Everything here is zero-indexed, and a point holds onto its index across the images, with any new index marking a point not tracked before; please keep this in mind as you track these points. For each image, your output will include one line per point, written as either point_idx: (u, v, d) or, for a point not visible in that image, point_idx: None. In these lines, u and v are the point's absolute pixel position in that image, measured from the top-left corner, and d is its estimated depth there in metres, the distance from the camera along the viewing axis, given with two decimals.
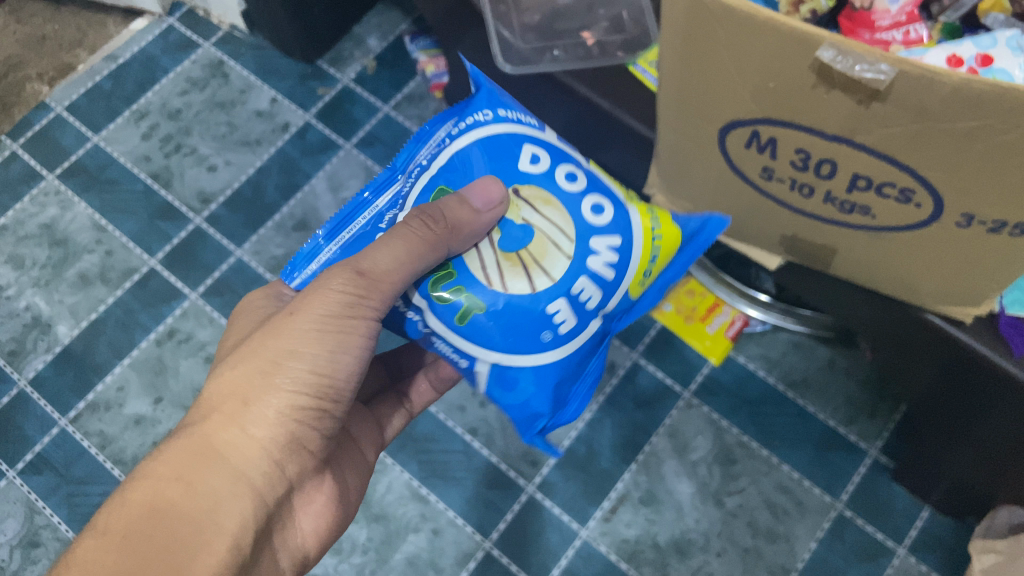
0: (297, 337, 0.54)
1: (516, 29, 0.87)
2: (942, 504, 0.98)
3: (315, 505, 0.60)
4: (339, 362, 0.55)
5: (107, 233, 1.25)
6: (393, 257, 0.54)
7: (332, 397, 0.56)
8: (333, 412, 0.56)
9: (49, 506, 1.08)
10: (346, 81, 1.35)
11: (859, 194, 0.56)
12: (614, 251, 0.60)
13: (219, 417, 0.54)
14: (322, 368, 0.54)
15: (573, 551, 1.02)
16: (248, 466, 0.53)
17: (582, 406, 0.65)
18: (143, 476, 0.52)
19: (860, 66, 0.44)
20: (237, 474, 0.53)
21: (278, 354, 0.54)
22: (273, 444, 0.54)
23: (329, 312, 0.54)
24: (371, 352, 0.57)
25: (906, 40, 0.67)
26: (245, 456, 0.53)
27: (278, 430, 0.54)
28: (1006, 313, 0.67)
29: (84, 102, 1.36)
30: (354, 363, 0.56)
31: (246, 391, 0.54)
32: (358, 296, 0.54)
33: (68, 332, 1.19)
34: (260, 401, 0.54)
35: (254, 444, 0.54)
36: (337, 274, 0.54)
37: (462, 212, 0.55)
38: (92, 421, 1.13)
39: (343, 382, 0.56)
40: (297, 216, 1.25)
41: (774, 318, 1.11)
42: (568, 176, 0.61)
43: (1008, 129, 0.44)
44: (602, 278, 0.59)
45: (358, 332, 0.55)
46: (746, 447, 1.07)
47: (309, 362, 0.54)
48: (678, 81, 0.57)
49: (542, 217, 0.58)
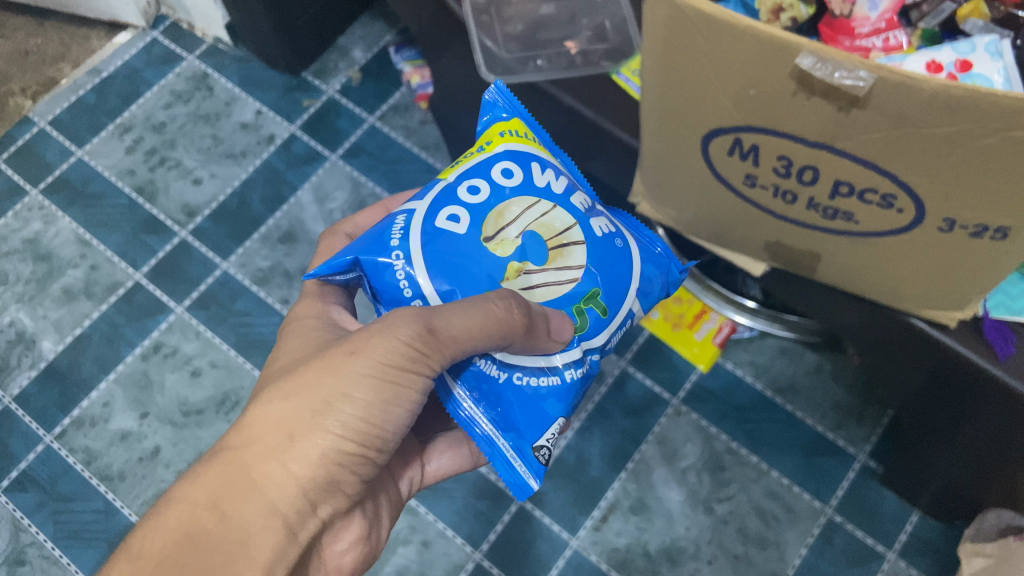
0: (359, 383, 0.50)
1: (499, 40, 0.87)
2: (930, 507, 0.98)
3: (340, 542, 0.58)
4: (390, 414, 0.52)
5: (92, 248, 1.25)
6: (468, 325, 0.51)
7: (377, 446, 0.52)
8: (374, 459, 0.53)
9: (34, 524, 1.07)
10: (331, 92, 1.35)
11: (842, 200, 0.56)
12: (550, 176, 0.62)
13: (262, 447, 0.49)
14: (373, 417, 0.51)
15: (564, 561, 1.02)
16: (285, 503, 0.49)
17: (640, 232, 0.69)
18: (178, 501, 0.49)
19: (838, 73, 0.44)
20: (273, 510, 0.49)
21: (336, 391, 0.50)
22: (311, 484, 0.50)
23: (392, 361, 0.50)
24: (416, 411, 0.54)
25: (886, 47, 0.68)
26: (283, 491, 0.49)
27: (320, 471, 0.50)
28: (990, 316, 0.67)
29: (67, 116, 1.35)
30: (405, 419, 0.53)
31: (293, 427, 0.49)
32: (420, 352, 0.51)
33: (52, 347, 1.18)
34: (306, 439, 0.49)
35: (292, 481, 0.49)
36: (406, 323, 0.51)
37: (541, 325, 0.54)
38: (77, 437, 1.12)
39: (390, 435, 0.53)
40: (283, 228, 1.25)
41: (761, 324, 1.10)
42: (469, 190, 0.60)
43: (988, 134, 0.44)
44: (572, 198, 0.62)
45: (417, 386, 0.52)
46: (735, 454, 1.07)
47: (365, 408, 0.50)
48: (658, 90, 0.57)
49: (522, 212, 0.59)
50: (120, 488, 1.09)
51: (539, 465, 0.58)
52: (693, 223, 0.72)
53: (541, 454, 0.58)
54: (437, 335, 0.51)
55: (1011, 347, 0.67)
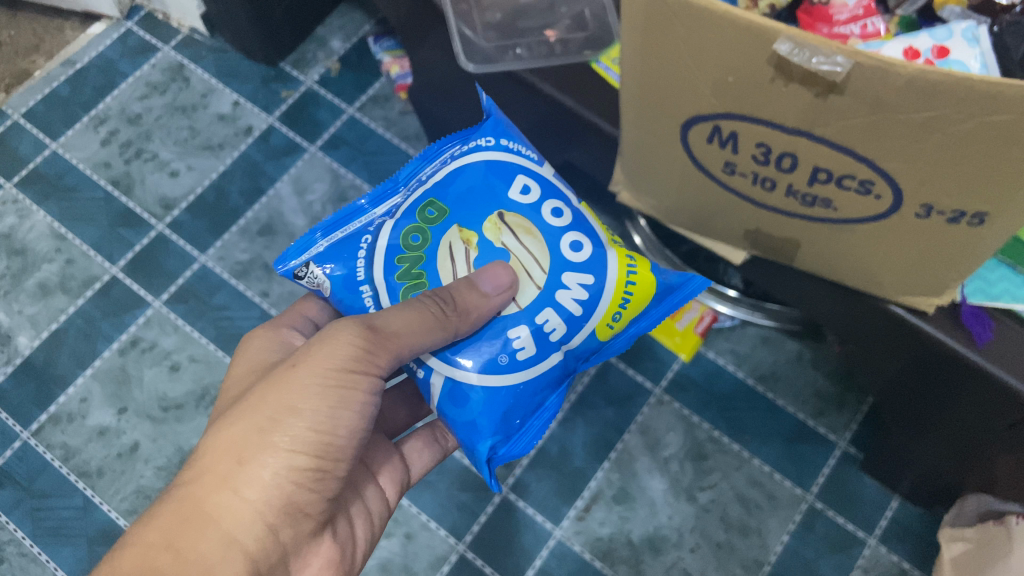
0: (300, 397, 0.54)
1: (479, 29, 0.86)
2: (911, 493, 0.99)
3: (310, 570, 0.59)
4: (340, 419, 0.55)
5: (67, 242, 1.23)
6: (407, 324, 0.56)
7: (333, 457, 0.56)
8: (332, 473, 0.56)
9: (13, 521, 1.06)
10: (310, 83, 1.34)
11: (820, 187, 0.56)
12: (584, 290, 0.62)
13: (212, 479, 0.54)
14: (321, 425, 0.55)
15: (548, 551, 1.02)
16: (241, 530, 0.53)
17: (533, 442, 0.64)
18: (134, 544, 0.52)
19: (816, 58, 0.44)
20: (229, 539, 0.53)
21: (284, 407, 0.54)
22: (266, 507, 0.54)
23: (335, 366, 0.55)
24: (367, 421, 0.57)
25: (864, 33, 0.68)
26: (237, 520, 0.53)
27: (273, 492, 0.54)
28: (968, 302, 0.67)
29: (41, 108, 1.33)
30: (355, 426, 0.56)
31: (241, 451, 0.54)
32: (364, 350, 0.55)
33: (28, 343, 1.17)
34: (254, 460, 0.53)
35: (247, 507, 0.53)
36: (349, 327, 0.56)
37: (472, 298, 0.58)
38: (54, 433, 1.11)
39: (344, 441, 0.56)
40: (262, 221, 1.24)
41: (743, 313, 1.11)
42: (553, 211, 0.64)
43: (964, 119, 0.44)
44: (569, 311, 0.62)
45: (362, 391, 0.56)
46: (717, 442, 1.07)
47: (313, 414, 0.54)
48: (637, 77, 0.57)
49: (519, 244, 0.62)
50: (99, 484, 1.08)
51: (293, 275, 0.64)
52: (672, 211, 0.72)
53: (298, 273, 0.64)
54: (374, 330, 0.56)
55: (989, 333, 0.67)
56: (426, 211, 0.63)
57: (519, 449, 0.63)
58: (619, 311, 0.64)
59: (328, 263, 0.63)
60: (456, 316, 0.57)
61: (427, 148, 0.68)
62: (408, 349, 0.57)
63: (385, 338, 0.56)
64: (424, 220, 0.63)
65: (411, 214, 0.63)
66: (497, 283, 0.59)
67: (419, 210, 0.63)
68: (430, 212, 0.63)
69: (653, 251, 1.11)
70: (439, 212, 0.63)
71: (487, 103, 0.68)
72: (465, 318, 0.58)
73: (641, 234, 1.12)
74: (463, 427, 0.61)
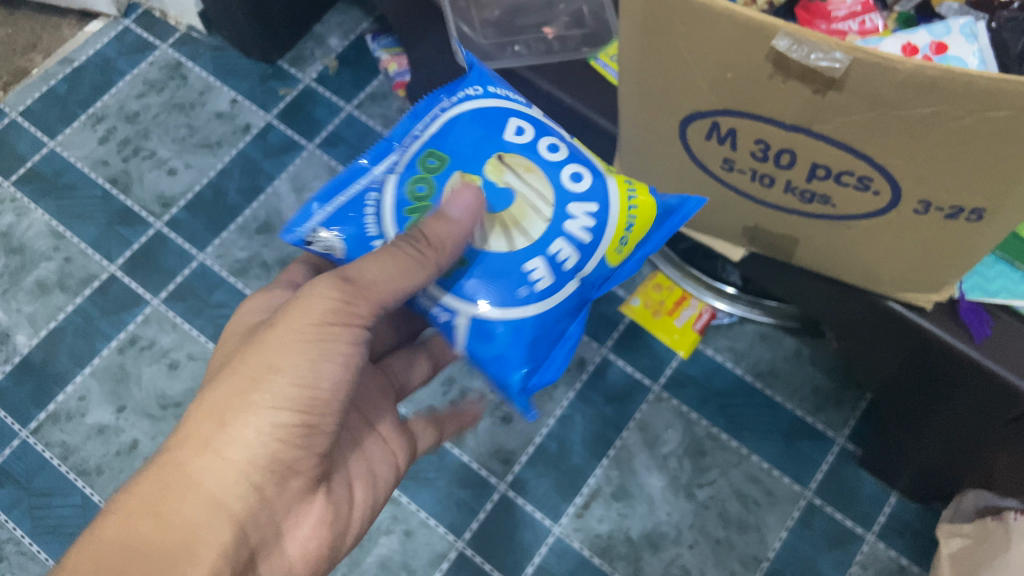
0: (278, 355, 0.51)
1: (477, 25, 0.86)
2: (909, 489, 0.99)
3: (302, 529, 0.56)
4: (322, 370, 0.51)
5: (65, 240, 1.23)
6: (384, 270, 0.52)
7: (319, 411, 0.52)
8: (320, 427, 0.53)
9: (11, 519, 1.06)
10: (308, 81, 1.34)
11: (818, 183, 0.56)
12: (591, 217, 0.59)
13: (194, 443, 0.51)
14: (303, 380, 0.51)
15: (547, 548, 1.02)
16: (224, 493, 0.50)
17: (560, 370, 0.61)
18: (114, 512, 0.50)
19: (815, 55, 0.44)
20: (212, 502, 0.50)
21: (262, 368, 0.51)
22: (251, 466, 0.51)
23: (314, 321, 0.51)
24: (355, 373, 0.54)
25: (862, 30, 0.68)
26: (220, 482, 0.50)
27: (258, 451, 0.51)
28: (966, 299, 0.67)
29: (39, 106, 1.33)
30: (341, 377, 0.53)
31: (222, 411, 0.50)
32: (343, 301, 0.51)
33: (27, 341, 1.16)
34: (236, 421, 0.50)
35: (230, 468, 0.50)
36: (324, 279, 0.51)
37: (442, 227, 0.53)
38: (53, 431, 1.11)
39: (330, 394, 0.52)
40: (260, 219, 1.23)
41: (741, 310, 1.12)
42: (551, 148, 0.61)
43: (962, 115, 0.44)
44: (579, 240, 0.58)
45: (344, 341, 0.52)
46: (716, 439, 1.07)
47: (293, 371, 0.51)
48: (636, 74, 0.57)
49: (523, 181, 0.58)
50: (98, 482, 1.08)
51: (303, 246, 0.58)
52: None
53: (308, 242, 0.58)
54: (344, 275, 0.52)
55: (987, 329, 0.67)
56: (429, 162, 0.59)
57: (546, 377, 0.60)
58: (625, 235, 0.61)
59: (342, 229, 0.58)
60: (433, 246, 0.53)
61: (415, 104, 0.62)
62: (387, 288, 0.52)
63: (360, 286, 0.52)
64: (427, 169, 0.58)
65: (411, 166, 0.59)
66: (473, 205, 0.55)
67: (419, 161, 0.59)
68: (433, 160, 0.59)
69: (652, 249, 1.15)
70: (439, 160, 0.58)
71: (465, 54, 0.64)
72: (441, 248, 0.53)
73: None
74: (495, 364, 0.57)
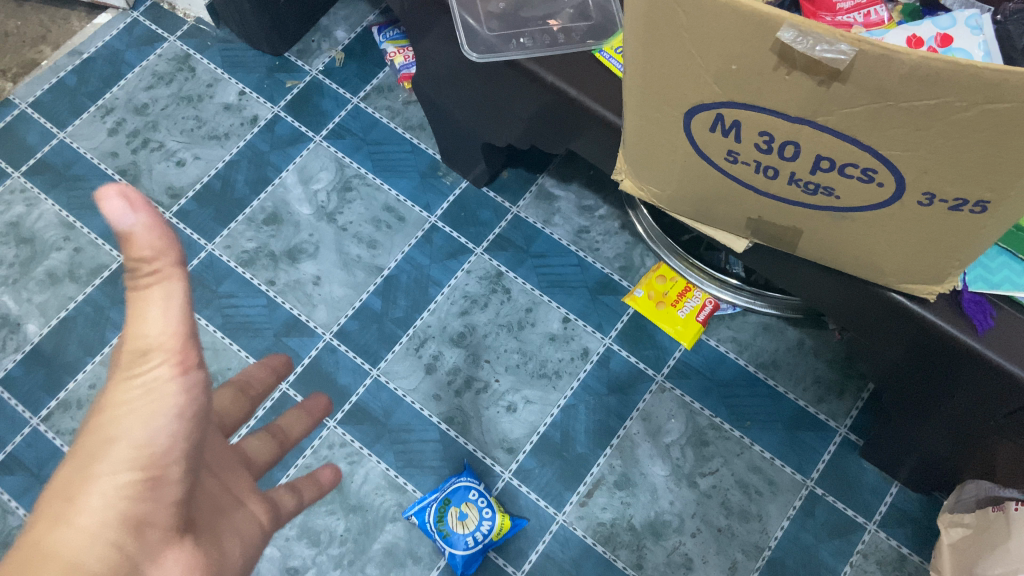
0: (110, 419, 0.43)
1: (481, 18, 0.87)
2: (910, 480, 1.01)
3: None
4: (153, 427, 0.43)
5: (75, 231, 1.24)
6: (164, 316, 0.42)
7: (163, 465, 0.43)
8: (170, 477, 0.43)
9: (22, 506, 1.07)
10: (314, 73, 1.35)
11: (822, 175, 0.57)
12: None
13: (42, 517, 0.41)
14: (140, 435, 0.42)
15: (550, 536, 1.03)
16: (88, 557, 0.40)
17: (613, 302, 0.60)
18: None
19: (820, 46, 0.45)
20: (74, 567, 0.40)
21: (93, 439, 0.42)
22: (107, 527, 0.41)
23: (129, 383, 0.43)
24: (197, 418, 0.44)
25: (867, 22, 0.69)
26: (83, 547, 0.40)
27: (110, 511, 0.42)
28: (969, 290, 0.68)
29: (49, 98, 1.34)
30: (178, 425, 0.43)
31: (65, 482, 0.42)
32: (144, 357, 0.42)
33: (37, 331, 1.18)
34: (81, 487, 0.41)
35: (85, 534, 0.41)
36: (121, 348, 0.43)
37: None
38: (64, 419, 1.12)
39: (171, 445, 0.43)
40: (268, 210, 1.25)
41: (744, 300, 1.12)
42: None
43: (965, 108, 0.45)
44: None
45: (171, 390, 0.43)
46: (718, 429, 1.08)
47: (128, 433, 0.42)
48: (642, 66, 0.58)
49: None
50: None
51: None
52: (674, 199, 0.72)
53: None
54: (128, 341, 0.42)
55: (990, 321, 0.68)
56: None
57: None
58: None
59: None
60: (150, 258, 0.40)
61: None
62: (170, 333, 0.42)
63: (147, 341, 0.42)
64: None
65: None
66: (126, 197, 0.37)
67: None
68: None
69: (655, 240, 1.17)
70: None
71: None
72: (160, 256, 0.40)
73: (643, 223, 1.19)
74: None
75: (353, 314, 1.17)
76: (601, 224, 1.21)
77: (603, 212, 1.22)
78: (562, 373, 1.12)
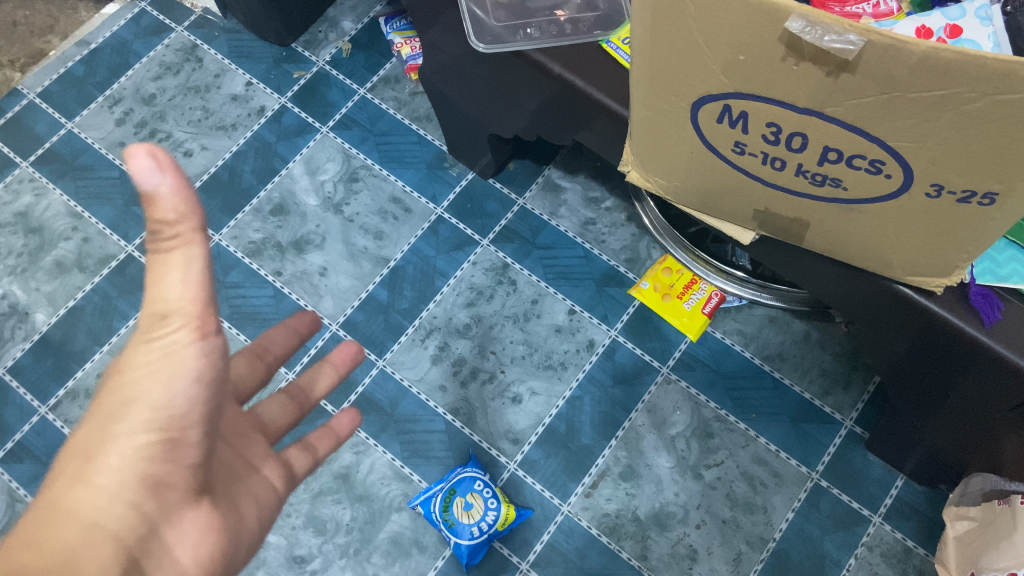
0: (129, 382, 0.44)
1: (489, 7, 0.87)
2: (916, 472, 1.00)
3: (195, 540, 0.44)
4: (173, 390, 0.44)
5: (83, 221, 1.25)
6: (182, 280, 0.42)
7: (182, 427, 0.44)
8: (188, 440, 0.44)
9: (30, 494, 1.08)
10: (321, 64, 1.35)
11: (830, 166, 0.57)
12: None
13: (62, 477, 0.42)
14: (159, 398, 0.43)
15: (555, 526, 1.04)
16: (108, 516, 0.41)
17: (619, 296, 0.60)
18: None
19: (829, 36, 0.44)
20: (93, 525, 0.41)
21: (114, 401, 0.44)
22: (125, 487, 0.42)
23: (150, 348, 0.44)
24: (214, 384, 0.45)
25: (876, 13, 0.68)
26: (101, 506, 0.42)
27: (128, 471, 0.43)
28: (977, 282, 0.68)
29: (57, 88, 1.35)
30: (198, 389, 0.44)
31: (85, 445, 0.43)
32: (164, 321, 0.43)
33: (45, 320, 1.18)
34: (101, 450, 0.43)
35: (104, 493, 0.42)
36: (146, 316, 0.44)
37: None
38: (72, 408, 1.13)
39: (190, 408, 0.44)
40: (274, 201, 1.25)
41: (750, 293, 1.12)
42: None
43: (974, 99, 0.45)
44: None
45: (189, 354, 0.44)
46: (723, 421, 1.08)
47: (148, 396, 0.44)
48: (649, 57, 0.58)
49: None
50: None
51: None
52: (681, 190, 0.72)
53: None
54: (149, 306, 0.43)
55: (998, 314, 0.68)
56: None
57: None
58: None
59: None
60: (172, 222, 0.40)
61: None
62: (190, 298, 0.43)
63: (167, 306, 0.43)
64: None
65: None
66: (155, 158, 0.38)
67: None
68: None
69: (661, 232, 1.17)
70: None
71: None
72: (182, 220, 0.40)
73: (649, 215, 1.19)
74: None
75: (359, 305, 1.17)
76: (607, 216, 1.21)
77: (609, 204, 1.22)
78: (567, 365, 1.12)
